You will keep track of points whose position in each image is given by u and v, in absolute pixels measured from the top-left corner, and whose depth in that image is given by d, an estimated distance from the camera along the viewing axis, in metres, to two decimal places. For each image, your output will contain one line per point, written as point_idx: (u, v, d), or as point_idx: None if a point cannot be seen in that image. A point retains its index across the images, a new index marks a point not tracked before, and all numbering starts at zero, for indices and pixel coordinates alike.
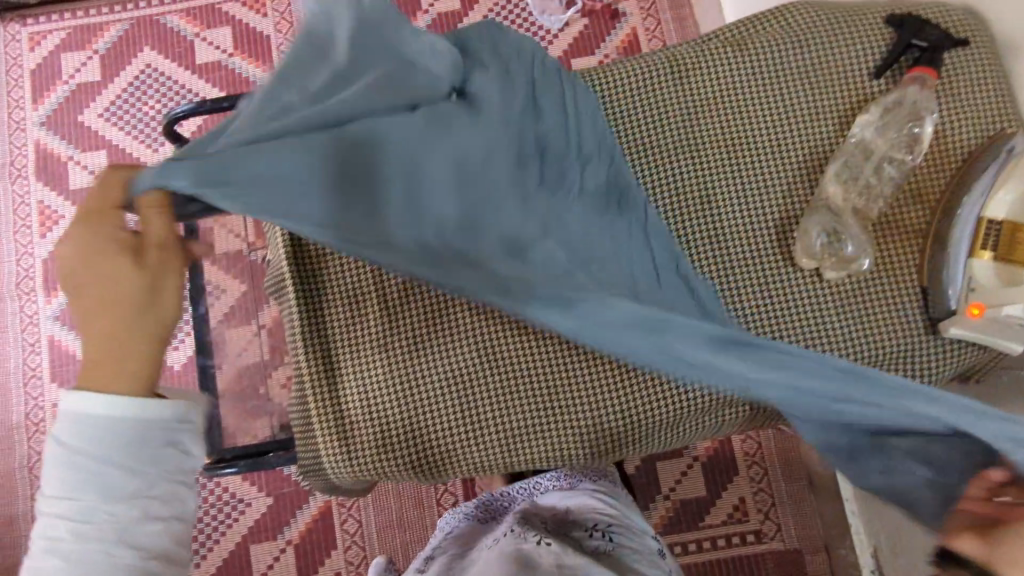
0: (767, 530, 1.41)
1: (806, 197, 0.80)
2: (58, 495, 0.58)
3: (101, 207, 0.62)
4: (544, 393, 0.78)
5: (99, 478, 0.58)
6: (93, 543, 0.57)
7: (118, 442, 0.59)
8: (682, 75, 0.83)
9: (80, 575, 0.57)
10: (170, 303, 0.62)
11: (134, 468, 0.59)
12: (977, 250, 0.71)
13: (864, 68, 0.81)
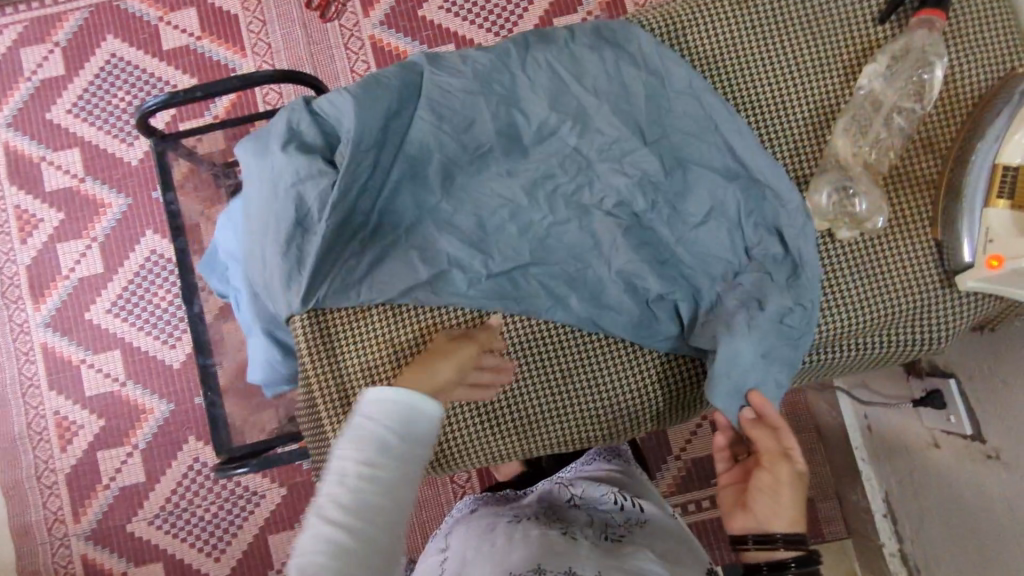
0: None
1: (815, 156, 0.77)
2: (351, 454, 0.59)
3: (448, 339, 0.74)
4: (557, 382, 0.78)
5: (384, 441, 0.60)
6: (374, 493, 0.57)
7: (400, 416, 0.62)
8: (671, 36, 0.78)
9: (365, 527, 0.56)
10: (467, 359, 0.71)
11: (411, 439, 0.62)
12: (993, 197, 0.70)
13: (868, 12, 0.77)
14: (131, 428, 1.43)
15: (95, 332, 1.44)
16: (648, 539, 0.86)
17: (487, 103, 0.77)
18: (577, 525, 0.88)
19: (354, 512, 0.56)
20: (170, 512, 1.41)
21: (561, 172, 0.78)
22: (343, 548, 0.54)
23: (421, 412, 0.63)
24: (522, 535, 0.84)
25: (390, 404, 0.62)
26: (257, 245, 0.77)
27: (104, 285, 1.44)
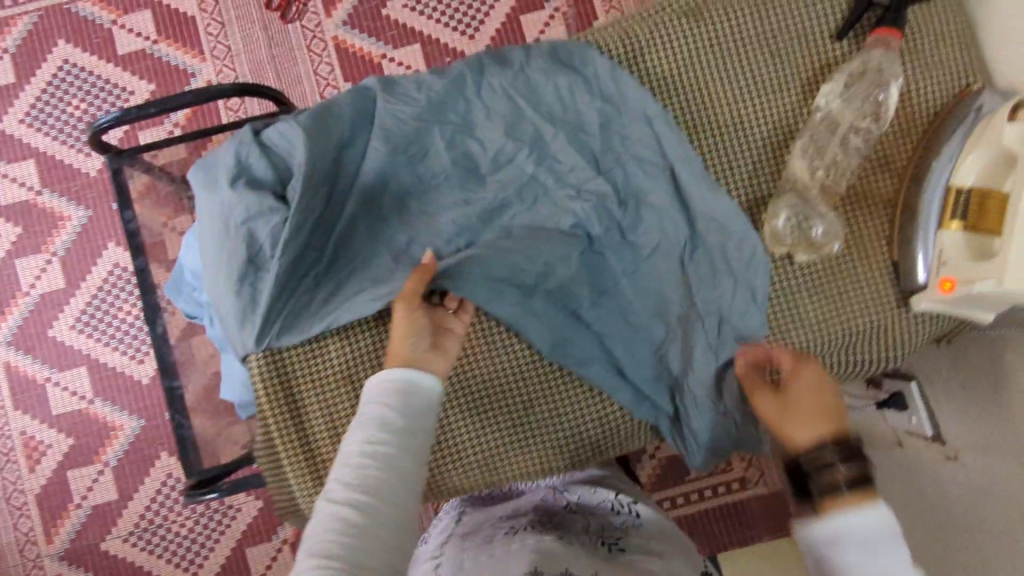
0: (751, 477, 1.38)
1: (773, 179, 0.77)
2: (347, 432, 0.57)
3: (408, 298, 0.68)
4: (519, 412, 0.77)
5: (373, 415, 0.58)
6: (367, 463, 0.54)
7: (388, 388, 0.59)
8: (627, 56, 0.77)
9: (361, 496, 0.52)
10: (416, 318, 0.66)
11: (405, 411, 0.58)
12: (946, 220, 0.70)
13: (826, 29, 0.76)
14: (101, 445, 1.40)
15: (59, 349, 1.41)
16: (647, 544, 0.72)
17: (442, 132, 0.76)
18: (573, 530, 0.73)
19: (364, 488, 0.53)
20: (145, 528, 1.40)
21: (519, 201, 0.77)
22: (356, 523, 0.51)
23: (423, 390, 0.60)
24: (509, 547, 0.68)
25: (395, 384, 0.60)
26: (210, 279, 0.76)
27: (66, 300, 1.41)
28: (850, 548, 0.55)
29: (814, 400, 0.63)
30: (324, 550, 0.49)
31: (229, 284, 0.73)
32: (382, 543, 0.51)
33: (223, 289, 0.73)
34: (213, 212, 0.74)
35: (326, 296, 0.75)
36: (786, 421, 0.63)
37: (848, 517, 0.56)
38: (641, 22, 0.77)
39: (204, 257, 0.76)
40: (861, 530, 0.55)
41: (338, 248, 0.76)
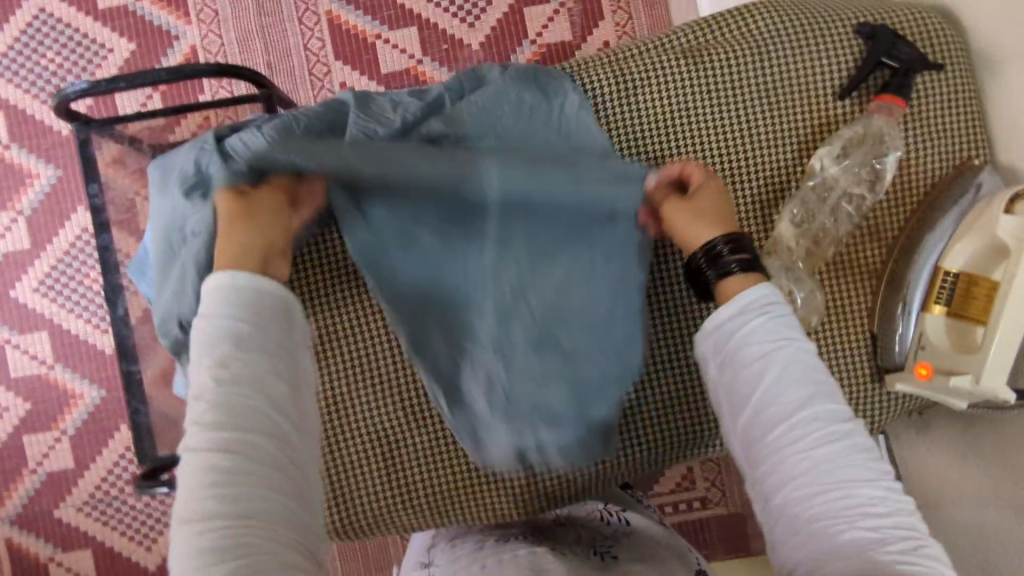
0: (714, 497, 1.23)
1: (759, 240, 0.73)
2: (199, 358, 0.50)
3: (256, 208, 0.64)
4: (434, 427, 0.75)
5: (223, 332, 0.51)
6: (231, 388, 0.48)
7: (228, 300, 0.53)
8: (620, 94, 0.73)
9: (236, 424, 0.47)
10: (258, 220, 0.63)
11: (253, 322, 0.52)
12: (930, 302, 0.68)
13: (829, 85, 0.73)
14: (60, 412, 1.31)
15: (23, 312, 1.31)
16: (642, 551, 0.66)
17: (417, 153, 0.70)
18: (562, 542, 0.68)
19: (224, 425, 0.47)
20: (101, 500, 1.31)
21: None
22: (230, 468, 0.46)
23: (262, 285, 0.55)
24: (498, 559, 0.63)
25: (231, 293, 0.53)
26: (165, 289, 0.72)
27: (31, 262, 1.31)
28: (752, 326, 0.55)
29: (715, 206, 0.66)
30: (206, 511, 0.45)
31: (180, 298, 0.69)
32: (270, 479, 0.47)
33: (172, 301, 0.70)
34: (172, 218, 0.70)
35: None
36: (686, 223, 0.65)
37: (746, 294, 0.57)
38: (636, 58, 0.74)
39: (163, 266, 0.72)
40: (760, 304, 0.56)
41: None
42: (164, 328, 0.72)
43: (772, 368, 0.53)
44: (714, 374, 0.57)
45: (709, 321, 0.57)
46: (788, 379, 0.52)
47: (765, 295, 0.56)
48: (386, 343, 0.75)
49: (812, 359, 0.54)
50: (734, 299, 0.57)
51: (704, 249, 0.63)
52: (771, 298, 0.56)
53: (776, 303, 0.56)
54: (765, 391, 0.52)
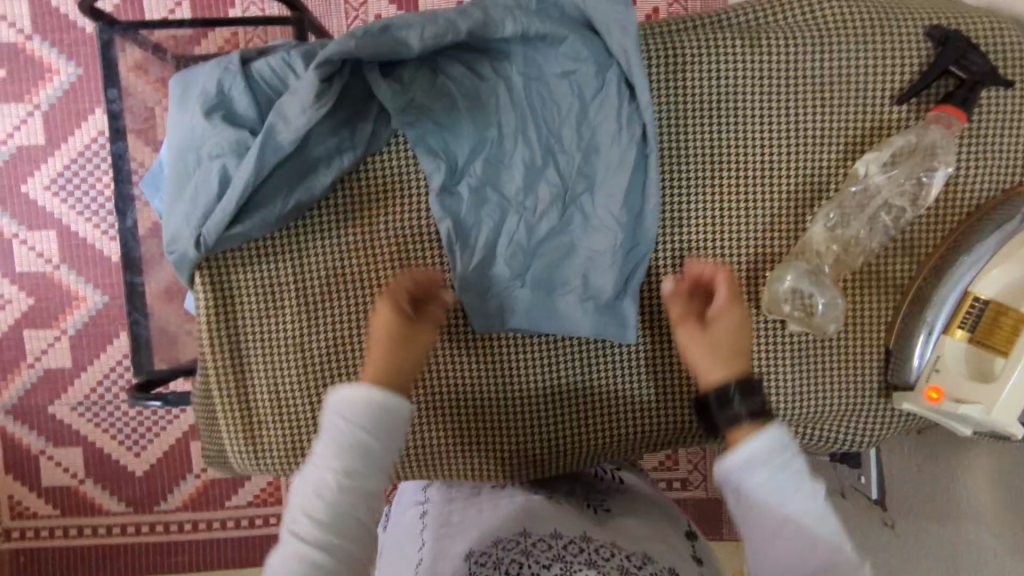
0: (693, 480, 1.24)
1: (790, 239, 0.71)
2: (328, 454, 0.57)
3: (418, 331, 0.65)
4: (440, 389, 0.72)
5: (354, 444, 0.57)
6: (344, 500, 0.56)
7: (366, 411, 0.58)
8: (671, 66, 0.69)
9: (336, 534, 0.56)
10: (420, 338, 0.65)
11: (380, 443, 0.58)
12: (953, 326, 0.66)
13: (889, 87, 0.69)
14: (62, 312, 1.32)
15: (33, 208, 1.30)
16: (632, 506, 0.72)
17: (457, 96, 0.69)
18: (558, 492, 0.73)
19: (320, 518, 0.56)
20: (95, 402, 1.33)
21: (505, 199, 0.70)
22: (313, 557, 0.54)
23: (398, 410, 0.59)
24: (497, 505, 0.68)
25: (357, 403, 0.58)
26: (172, 201, 0.68)
27: (45, 159, 1.29)
28: (764, 479, 0.57)
29: (732, 338, 0.65)
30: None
31: (189, 216, 0.67)
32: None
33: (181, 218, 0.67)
34: (188, 130, 0.67)
35: (291, 250, 0.69)
36: (699, 355, 0.65)
37: (753, 444, 0.57)
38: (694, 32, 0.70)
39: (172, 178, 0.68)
40: (769, 455, 0.57)
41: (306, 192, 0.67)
42: (169, 250, 0.68)
43: (785, 518, 0.56)
44: (732, 506, 0.59)
45: (727, 465, 0.58)
46: (805, 527, 0.56)
47: (773, 443, 0.57)
48: None
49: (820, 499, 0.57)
50: (737, 451, 0.58)
51: (713, 390, 0.63)
52: (777, 446, 0.57)
53: (783, 447, 0.57)
54: (785, 538, 0.56)
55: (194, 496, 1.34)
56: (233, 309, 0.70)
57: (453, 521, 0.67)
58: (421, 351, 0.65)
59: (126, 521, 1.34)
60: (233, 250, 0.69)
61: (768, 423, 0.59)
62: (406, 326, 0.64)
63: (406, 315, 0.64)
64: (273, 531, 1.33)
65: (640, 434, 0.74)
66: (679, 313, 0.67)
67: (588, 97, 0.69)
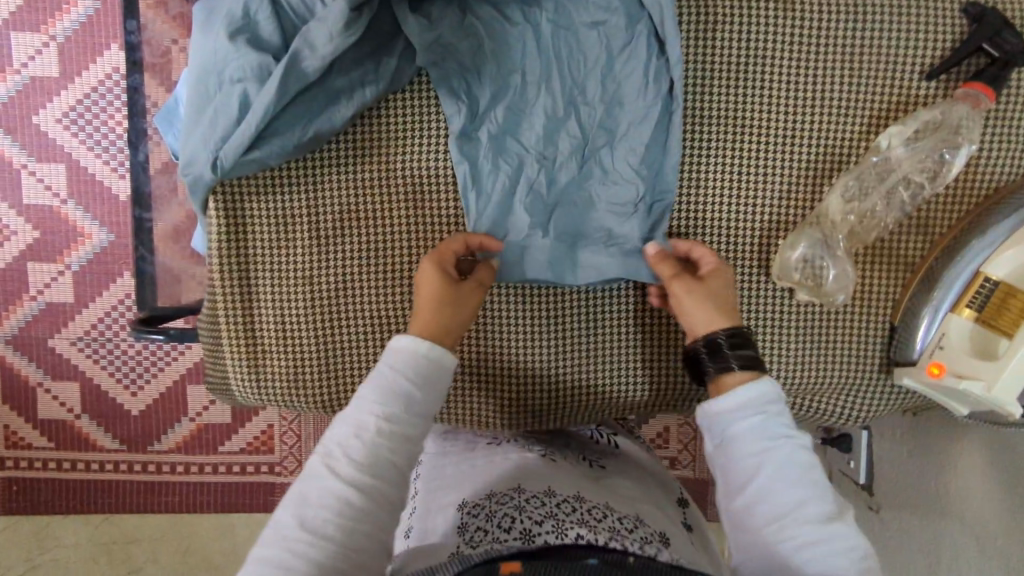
0: (682, 459, 1.24)
1: (806, 209, 0.71)
2: (373, 397, 0.58)
3: (464, 294, 0.65)
4: None
5: (398, 391, 0.58)
6: (385, 443, 0.57)
7: (413, 361, 0.60)
8: (703, 25, 0.69)
9: (375, 476, 0.55)
10: (467, 301, 0.65)
11: (423, 395, 0.60)
12: (961, 304, 0.67)
13: (919, 62, 0.69)
14: (67, 247, 1.31)
15: (44, 140, 1.29)
16: (626, 468, 0.72)
17: (484, 37, 0.69)
18: (553, 447, 0.73)
19: (362, 464, 0.55)
20: (96, 338, 1.33)
21: (522, 147, 0.70)
22: (354, 505, 0.54)
23: (442, 367, 0.61)
24: (489, 460, 0.69)
25: (408, 354, 0.60)
26: (190, 123, 0.68)
27: (58, 91, 1.28)
28: (747, 421, 0.58)
29: (723, 293, 0.66)
30: (318, 524, 0.53)
31: (206, 139, 0.66)
32: (373, 523, 0.54)
33: (197, 141, 0.67)
34: (211, 54, 0.66)
35: (306, 184, 0.69)
36: (692, 307, 0.65)
37: (747, 388, 0.59)
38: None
39: (191, 101, 0.67)
40: (760, 401, 0.59)
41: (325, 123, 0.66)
42: (184, 172, 0.68)
43: (776, 458, 0.56)
44: (713, 454, 0.60)
45: (711, 406, 0.60)
46: (781, 477, 0.55)
47: (766, 392, 0.59)
48: (412, 229, 0.70)
49: (807, 459, 0.57)
50: (731, 392, 0.59)
51: (705, 342, 0.64)
52: (770, 397, 0.59)
53: (775, 401, 0.59)
54: (757, 481, 0.55)
55: (187, 439, 1.35)
56: (245, 237, 0.70)
57: (447, 473, 0.68)
58: (467, 313, 0.66)
59: (118, 458, 1.35)
60: (248, 178, 0.69)
61: (760, 376, 0.61)
62: (452, 288, 0.65)
63: (447, 276, 0.65)
64: (263, 479, 1.34)
65: (640, 392, 0.75)
66: (669, 269, 0.66)
67: (616, 48, 0.69)
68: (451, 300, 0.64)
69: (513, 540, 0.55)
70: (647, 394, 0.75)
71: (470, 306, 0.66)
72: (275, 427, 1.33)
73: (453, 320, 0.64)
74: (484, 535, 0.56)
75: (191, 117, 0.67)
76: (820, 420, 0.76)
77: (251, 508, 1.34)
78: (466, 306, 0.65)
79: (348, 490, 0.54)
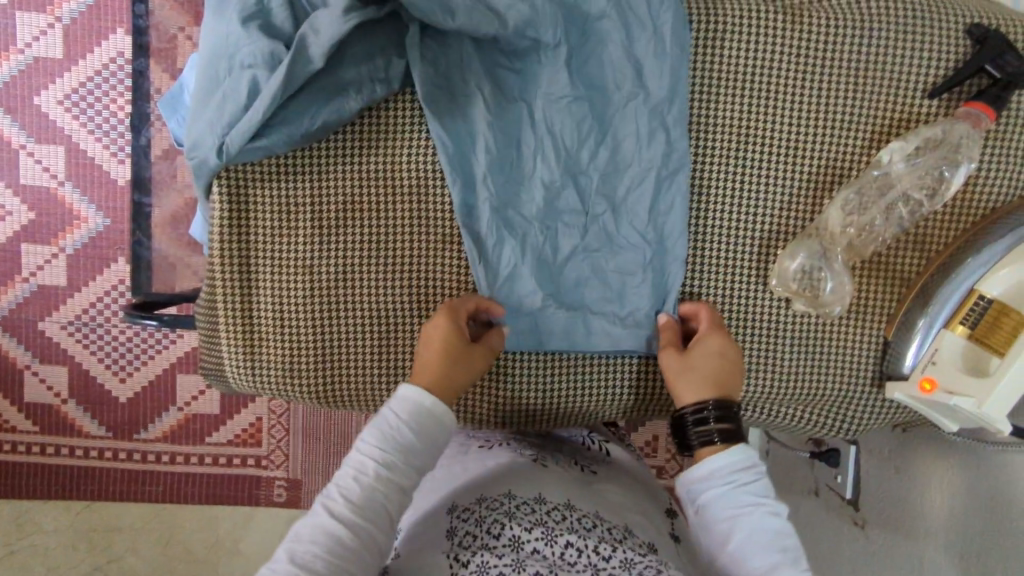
0: (668, 469, 1.25)
1: (806, 221, 0.71)
2: (374, 440, 0.58)
3: (471, 356, 0.66)
4: None
5: (398, 436, 0.59)
6: (382, 486, 0.57)
7: (415, 409, 0.60)
8: (713, 35, 0.69)
9: (368, 518, 0.55)
10: (471, 363, 0.66)
11: (422, 444, 0.60)
12: (954, 321, 0.67)
13: (923, 80, 0.70)
14: (62, 230, 1.30)
15: (44, 122, 1.28)
16: (616, 475, 0.71)
17: (482, 115, 0.69)
18: (545, 451, 0.71)
19: (357, 505, 0.56)
20: (87, 323, 1.32)
21: (525, 221, 0.71)
22: (344, 545, 0.54)
23: (441, 418, 0.61)
24: (480, 463, 0.67)
25: (411, 403, 0.61)
26: (198, 108, 0.68)
27: (60, 73, 1.27)
28: (718, 488, 0.59)
29: (713, 363, 0.67)
30: (306, 559, 0.52)
31: (212, 122, 0.66)
32: (359, 563, 0.54)
33: (203, 124, 0.67)
34: (222, 39, 0.66)
35: (311, 173, 0.69)
36: (680, 376, 0.66)
37: (718, 456, 0.61)
38: (717, 62, 0.70)
39: (201, 85, 0.67)
40: (731, 468, 0.60)
41: (332, 113, 0.66)
42: (190, 156, 0.68)
43: (747, 527, 0.57)
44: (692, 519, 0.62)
45: (684, 475, 0.62)
46: (754, 542, 0.56)
47: (739, 457, 0.60)
48: (416, 224, 0.70)
49: (779, 526, 0.58)
50: (703, 461, 0.61)
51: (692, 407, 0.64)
52: (744, 464, 0.60)
53: (747, 467, 0.60)
54: (731, 548, 0.57)
55: (174, 428, 1.34)
56: (247, 224, 0.70)
57: (439, 478, 0.67)
58: (468, 376, 0.66)
59: (104, 445, 1.34)
60: (254, 166, 0.69)
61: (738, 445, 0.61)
62: (463, 346, 0.65)
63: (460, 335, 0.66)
64: (249, 472, 1.33)
65: (634, 397, 0.75)
66: (668, 339, 0.70)
67: (612, 117, 0.70)
68: (459, 358, 0.65)
69: (502, 549, 0.54)
70: (642, 398, 0.75)
71: (473, 368, 0.66)
72: (264, 420, 1.33)
73: (454, 379, 0.65)
74: (473, 540, 0.55)
75: (200, 102, 0.67)
76: (811, 430, 0.77)
77: (236, 500, 1.33)
78: (470, 367, 0.66)
79: (341, 531, 0.54)
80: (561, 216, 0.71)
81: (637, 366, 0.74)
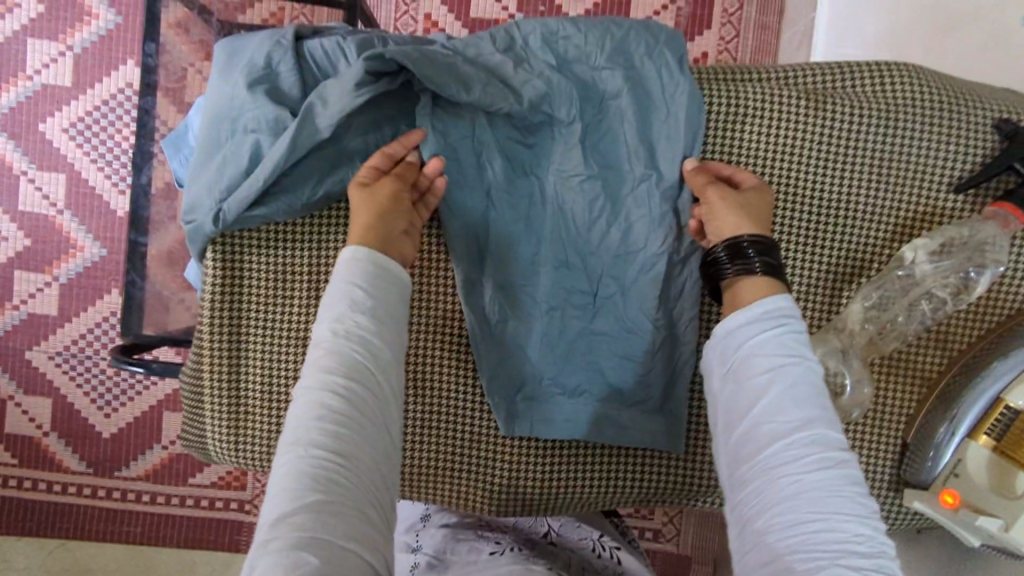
0: (665, 531, 1.20)
1: (826, 314, 0.69)
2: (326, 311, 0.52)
3: (379, 197, 0.59)
4: (435, 411, 0.69)
5: (348, 296, 0.52)
6: (347, 343, 0.50)
7: (361, 267, 0.54)
8: (733, 118, 0.67)
9: (343, 379, 0.48)
10: (384, 203, 0.59)
11: (377, 297, 0.53)
12: (979, 431, 0.64)
13: (948, 175, 0.67)
14: (57, 258, 1.27)
15: (47, 149, 1.26)
16: None
17: (491, 192, 0.66)
18: (556, 564, 0.66)
19: (337, 367, 0.49)
20: (74, 354, 1.28)
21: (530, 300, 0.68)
22: (335, 412, 0.47)
23: (390, 268, 0.55)
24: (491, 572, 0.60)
25: (354, 262, 0.54)
26: (197, 170, 0.65)
27: (67, 101, 1.26)
28: (759, 337, 0.52)
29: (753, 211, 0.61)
30: (306, 439, 0.46)
31: (210, 186, 0.64)
32: (358, 430, 0.47)
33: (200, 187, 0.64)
34: (227, 100, 0.64)
35: (310, 242, 0.66)
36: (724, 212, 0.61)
37: (754, 307, 0.54)
38: (735, 145, 0.67)
39: (203, 147, 0.65)
40: (765, 316, 0.53)
41: (336, 183, 0.64)
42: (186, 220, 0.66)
43: (786, 385, 0.49)
44: (718, 385, 0.53)
45: (721, 328, 0.54)
46: (790, 400, 0.48)
47: (768, 309, 0.53)
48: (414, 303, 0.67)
49: (815, 386, 0.50)
50: (737, 314, 0.54)
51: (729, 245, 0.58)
52: (777, 314, 0.53)
53: (779, 315, 0.53)
54: (765, 407, 0.49)
55: (157, 468, 1.29)
56: (238, 294, 0.67)
57: None
58: (389, 217, 0.59)
59: (83, 481, 1.29)
60: (246, 235, 0.66)
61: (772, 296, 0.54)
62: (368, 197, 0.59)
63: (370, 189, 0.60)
64: (230, 517, 1.28)
65: (635, 490, 0.71)
66: (705, 178, 0.63)
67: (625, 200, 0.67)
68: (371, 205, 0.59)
69: None
70: (647, 493, 0.72)
71: (392, 206, 0.59)
72: None
73: (375, 225, 0.58)
74: None
75: (198, 165, 0.65)
76: None
77: (214, 546, 1.28)
78: (397, 212, 0.59)
79: (325, 401, 0.47)
80: (569, 297, 0.68)
81: (642, 456, 0.71)
